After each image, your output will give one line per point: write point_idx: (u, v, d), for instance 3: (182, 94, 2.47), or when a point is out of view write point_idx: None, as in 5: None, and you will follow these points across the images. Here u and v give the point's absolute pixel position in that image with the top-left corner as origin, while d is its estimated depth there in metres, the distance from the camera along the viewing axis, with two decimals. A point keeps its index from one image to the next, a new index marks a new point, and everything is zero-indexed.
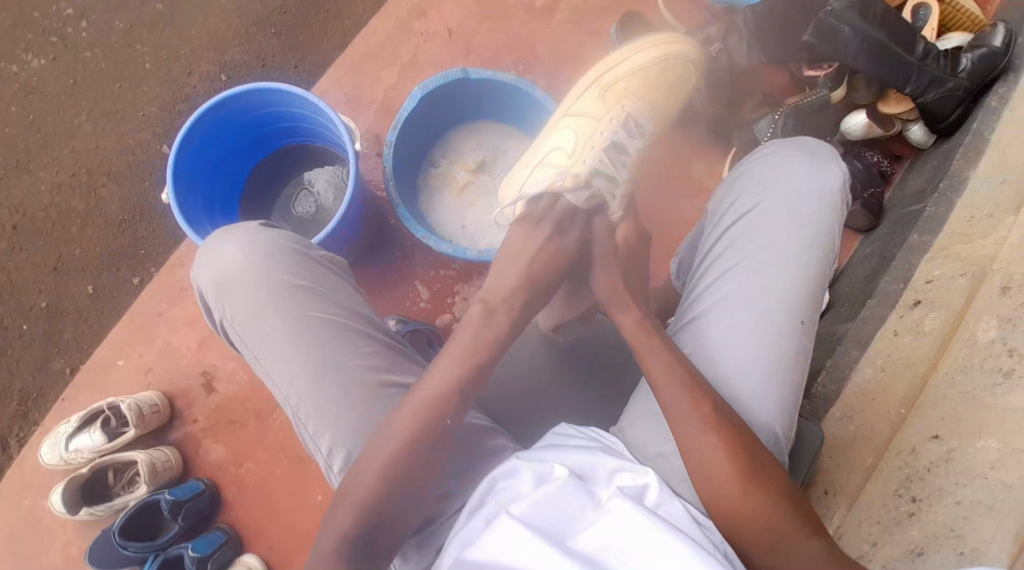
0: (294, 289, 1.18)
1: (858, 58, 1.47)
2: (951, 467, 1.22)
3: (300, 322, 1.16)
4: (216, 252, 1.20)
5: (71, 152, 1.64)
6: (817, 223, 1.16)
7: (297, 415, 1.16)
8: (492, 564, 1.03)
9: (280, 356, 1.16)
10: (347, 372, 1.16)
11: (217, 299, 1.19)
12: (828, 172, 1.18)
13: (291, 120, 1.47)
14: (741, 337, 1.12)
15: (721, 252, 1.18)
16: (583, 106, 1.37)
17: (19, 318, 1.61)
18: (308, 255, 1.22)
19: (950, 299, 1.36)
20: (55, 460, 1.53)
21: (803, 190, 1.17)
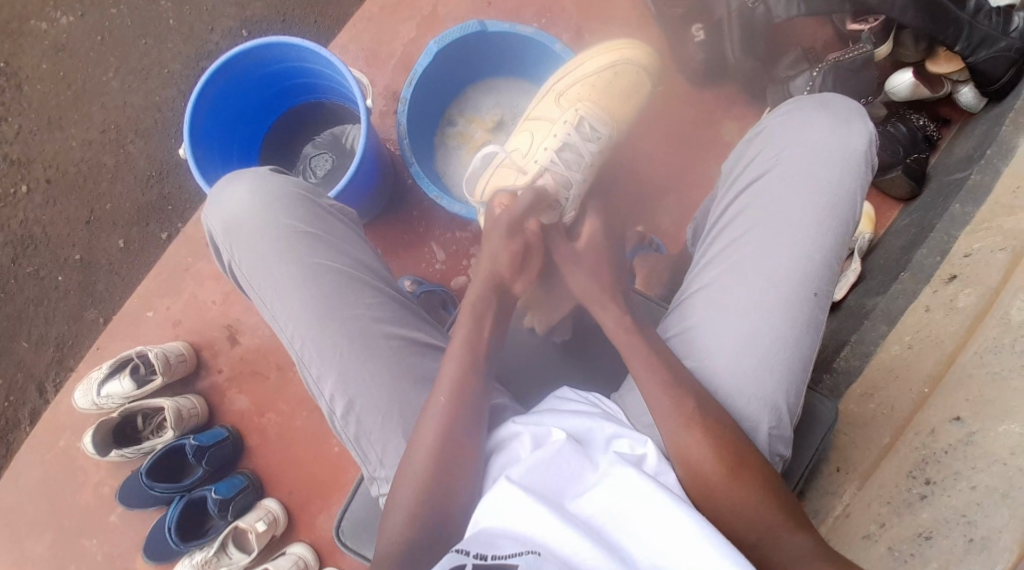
0: (300, 235, 1.20)
1: (905, 13, 1.38)
2: (970, 451, 1.17)
3: (306, 269, 1.19)
4: (226, 196, 1.22)
5: (100, 109, 1.65)
6: (838, 188, 1.09)
7: (301, 359, 1.19)
8: (490, 526, 1.03)
9: (286, 300, 1.18)
10: (351, 319, 1.18)
11: (227, 242, 1.22)
12: (851, 130, 1.11)
13: (307, 77, 1.48)
14: (748, 305, 1.08)
15: (733, 212, 1.14)
16: (538, 113, 1.39)
17: (54, 271, 1.66)
18: (316, 203, 1.25)
19: (986, 275, 1.30)
20: (88, 405, 1.59)
21: (825, 152, 1.10)
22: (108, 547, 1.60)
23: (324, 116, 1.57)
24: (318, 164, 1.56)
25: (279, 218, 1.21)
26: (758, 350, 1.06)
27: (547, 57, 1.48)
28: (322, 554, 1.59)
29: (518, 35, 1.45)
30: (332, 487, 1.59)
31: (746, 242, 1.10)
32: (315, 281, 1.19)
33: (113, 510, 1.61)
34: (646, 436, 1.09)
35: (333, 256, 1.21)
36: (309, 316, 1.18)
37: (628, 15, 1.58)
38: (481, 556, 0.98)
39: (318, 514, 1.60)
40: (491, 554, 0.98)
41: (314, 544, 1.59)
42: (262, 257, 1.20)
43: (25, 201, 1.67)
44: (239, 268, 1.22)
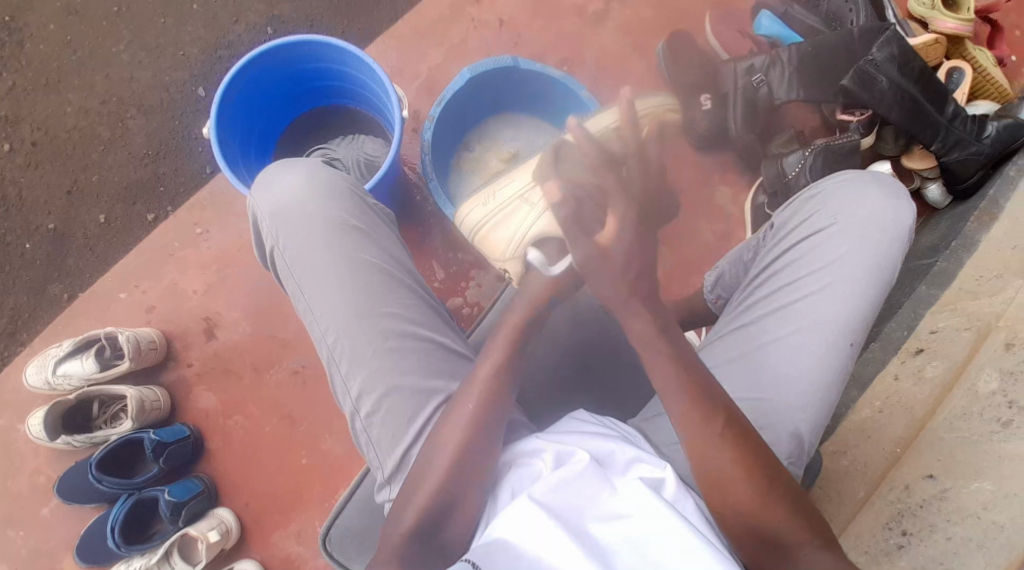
0: (349, 228, 1.16)
1: (891, 110, 1.54)
2: (944, 506, 1.27)
3: (352, 263, 1.15)
4: (277, 180, 1.18)
5: (104, 79, 1.62)
6: (882, 253, 1.16)
7: (330, 355, 1.14)
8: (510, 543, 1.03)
9: (327, 292, 1.14)
10: (389, 320, 1.13)
11: (270, 227, 1.17)
12: (900, 206, 1.18)
13: (340, 80, 1.54)
14: (792, 349, 1.14)
15: (781, 262, 1.21)
16: (540, 184, 1.28)
17: (22, 237, 1.58)
18: (364, 200, 1.21)
19: (953, 351, 1.40)
20: (39, 384, 1.48)
21: (875, 220, 1.18)
22: (34, 543, 1.48)
23: (347, 121, 1.62)
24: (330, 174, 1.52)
25: (328, 210, 1.17)
26: (789, 389, 1.13)
27: (571, 100, 1.55)
28: None
29: (547, 76, 1.52)
30: (292, 502, 1.51)
31: (791, 290, 1.17)
32: (360, 276, 1.14)
33: (46, 503, 1.49)
34: (665, 463, 1.08)
35: (378, 254, 1.17)
36: (348, 310, 1.13)
37: (642, 76, 1.69)
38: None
39: (273, 530, 1.51)
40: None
41: (264, 562, 1.50)
42: (309, 247, 1.15)
43: (4, 159, 1.60)
44: (279, 255, 1.17)
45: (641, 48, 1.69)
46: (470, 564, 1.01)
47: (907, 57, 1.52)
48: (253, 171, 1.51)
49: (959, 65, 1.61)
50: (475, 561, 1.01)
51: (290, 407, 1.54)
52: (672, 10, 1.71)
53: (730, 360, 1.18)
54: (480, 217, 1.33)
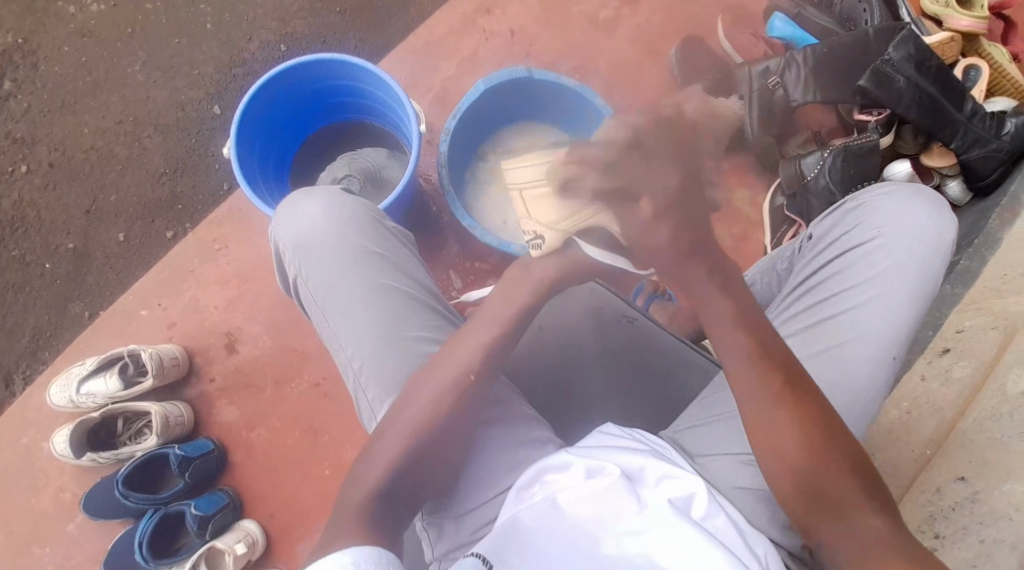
0: (369, 254, 1.19)
1: (909, 109, 1.53)
2: (976, 508, 1.28)
3: (374, 287, 1.16)
4: (298, 211, 1.21)
5: (120, 100, 1.63)
6: (926, 269, 1.18)
7: (357, 380, 1.15)
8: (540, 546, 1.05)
9: (350, 317, 1.15)
10: (412, 342, 1.15)
11: (294, 258, 1.20)
12: (943, 221, 1.21)
13: (355, 96, 1.56)
14: (838, 361, 1.15)
15: (827, 272, 1.22)
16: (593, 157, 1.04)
17: (42, 257, 1.59)
18: (384, 226, 1.24)
19: (981, 350, 1.39)
20: (63, 402, 1.49)
21: (919, 236, 1.20)
22: (61, 559, 1.48)
23: (362, 134, 1.64)
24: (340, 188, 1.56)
25: (349, 238, 1.20)
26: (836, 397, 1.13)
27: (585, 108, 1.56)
28: None
29: (562, 84, 1.53)
30: (317, 512, 1.51)
31: (840, 299, 1.18)
32: (382, 300, 1.16)
33: (72, 519, 1.49)
34: (696, 477, 1.11)
35: (400, 277, 1.19)
36: (375, 335, 1.15)
37: (656, 82, 1.69)
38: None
39: (298, 541, 1.50)
40: None
41: None
42: (331, 275, 1.17)
43: (22, 181, 1.62)
44: (303, 285, 1.19)
45: (654, 55, 1.69)
46: (482, 560, 1.06)
47: (923, 56, 1.52)
48: (270, 187, 1.52)
49: (975, 62, 1.59)
50: (486, 556, 1.06)
51: (313, 419, 1.54)
52: (682, 16, 1.71)
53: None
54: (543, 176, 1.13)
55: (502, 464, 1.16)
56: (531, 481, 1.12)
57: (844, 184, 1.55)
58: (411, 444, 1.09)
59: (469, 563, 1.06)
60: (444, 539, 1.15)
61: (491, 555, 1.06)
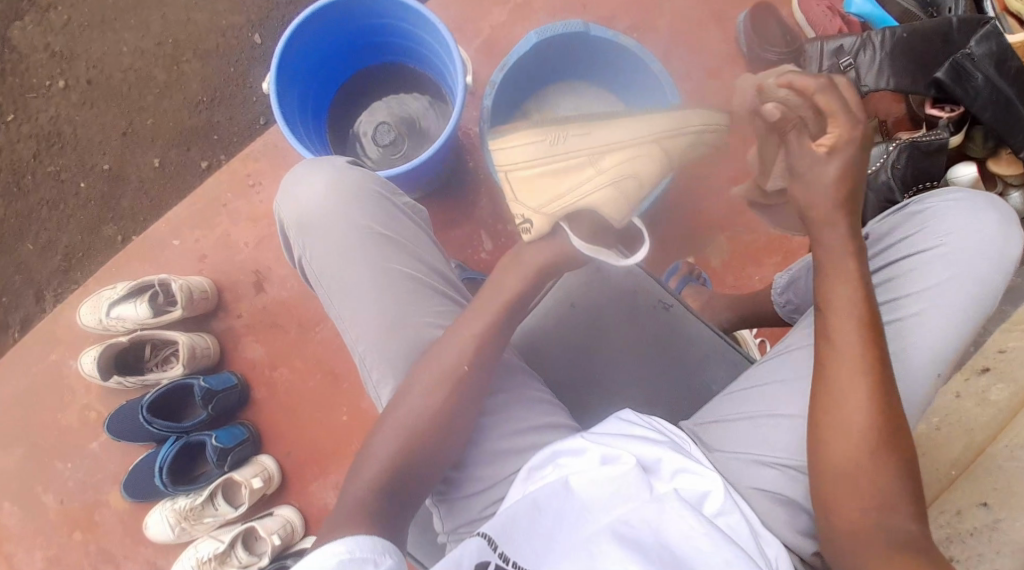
0: (375, 236, 1.16)
1: (984, 110, 1.45)
2: (996, 537, 1.27)
3: (380, 272, 1.15)
4: (300, 187, 1.17)
5: (161, 19, 1.62)
6: (985, 285, 1.10)
7: (362, 363, 1.15)
8: (546, 532, 1.04)
9: (355, 303, 1.14)
10: (417, 328, 1.14)
11: (298, 238, 1.17)
12: (1010, 236, 1.11)
13: (401, 39, 1.49)
14: None
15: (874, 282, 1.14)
16: (613, 156, 1.06)
17: (77, 176, 1.62)
18: (392, 201, 1.20)
19: (1022, 373, 1.36)
20: (93, 323, 1.51)
21: (983, 248, 1.10)
22: (83, 475, 1.53)
23: (406, 79, 1.58)
24: (380, 134, 1.58)
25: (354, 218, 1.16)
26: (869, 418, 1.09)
27: (638, 74, 1.48)
28: (309, 521, 1.53)
29: (619, 45, 1.45)
30: (333, 457, 1.53)
31: (883, 316, 1.11)
32: (387, 286, 1.14)
33: (95, 438, 1.54)
34: (713, 473, 1.07)
35: (406, 260, 1.16)
36: (380, 323, 1.14)
37: (718, 52, 1.60)
38: (505, 558, 1.01)
39: (312, 480, 1.53)
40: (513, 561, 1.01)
41: (302, 510, 1.53)
42: (336, 256, 1.15)
43: (60, 96, 1.63)
44: (308, 264, 1.17)
45: (720, 20, 1.61)
46: (488, 540, 1.01)
47: (1005, 56, 1.44)
48: (310, 133, 1.48)
49: None
50: (493, 536, 1.01)
51: (335, 364, 1.55)
52: None
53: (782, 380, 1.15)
54: (536, 157, 1.07)
55: (511, 447, 1.16)
56: (544, 462, 1.10)
57: (905, 182, 1.49)
58: (423, 423, 1.08)
59: (475, 542, 1.01)
60: (454, 515, 1.17)
61: (498, 535, 1.02)
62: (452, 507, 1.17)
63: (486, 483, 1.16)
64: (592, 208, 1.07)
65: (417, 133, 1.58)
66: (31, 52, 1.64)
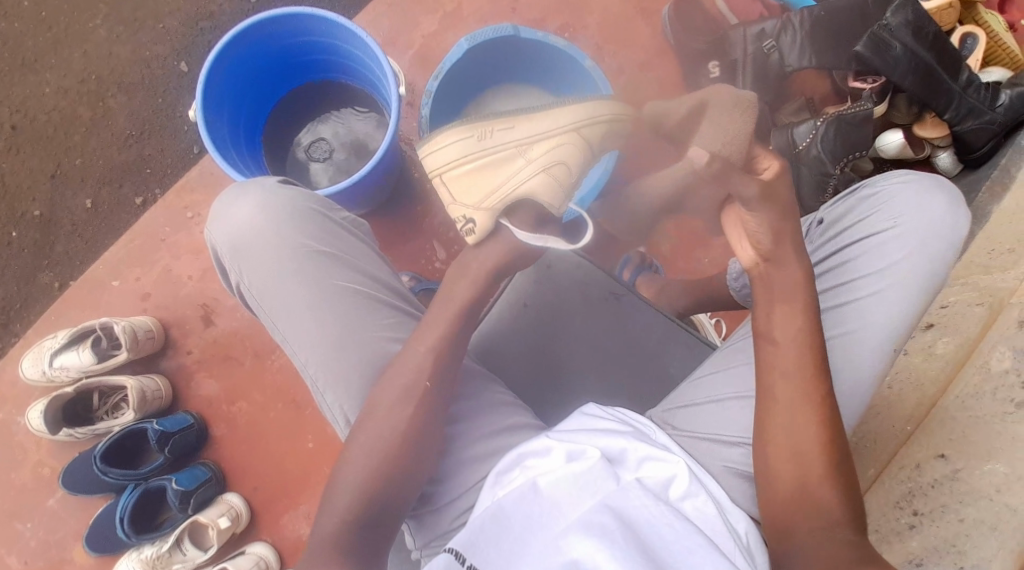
0: (314, 254, 1.12)
1: (905, 78, 1.49)
2: (955, 487, 1.27)
3: (323, 289, 1.11)
4: (232, 210, 1.13)
5: (81, 56, 1.59)
6: (938, 262, 1.13)
7: (314, 385, 1.11)
8: (515, 537, 1.01)
9: (301, 324, 1.10)
10: (368, 343, 1.11)
11: (234, 263, 1.13)
12: (958, 215, 1.13)
13: (330, 54, 1.48)
14: (838, 354, 1.12)
15: (831, 265, 1.17)
16: (541, 145, 1.16)
17: (8, 225, 1.58)
18: (329, 216, 1.16)
19: (965, 326, 1.37)
20: (37, 375, 1.46)
21: (934, 226, 1.13)
22: (43, 533, 1.47)
23: (338, 94, 1.57)
24: (316, 149, 1.57)
25: (290, 237, 1.13)
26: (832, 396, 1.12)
27: (570, 70, 1.50)
28: (284, 555, 1.48)
29: (550, 44, 1.46)
30: (302, 487, 1.49)
31: (840, 299, 1.14)
32: (332, 303, 1.11)
33: (51, 494, 1.47)
34: (677, 457, 1.06)
35: (350, 276, 1.13)
36: (327, 342, 1.10)
37: (647, 42, 1.63)
38: None
39: (282, 513, 1.49)
40: None
41: (275, 545, 1.49)
42: (275, 279, 1.11)
43: None
44: (248, 290, 1.13)
45: (645, 11, 1.64)
46: (455, 555, 1.02)
47: (921, 23, 1.47)
48: (243, 155, 1.45)
49: (973, 31, 1.57)
50: (460, 550, 1.01)
51: (295, 391, 1.51)
52: None
53: (743, 360, 1.16)
54: (465, 154, 1.14)
55: (474, 453, 1.14)
56: (509, 466, 1.08)
57: (836, 155, 1.52)
58: (384, 444, 1.05)
59: (443, 558, 1.02)
60: (425, 529, 1.14)
61: (465, 549, 1.01)
62: (422, 521, 1.14)
63: (453, 492, 1.13)
64: (529, 195, 1.15)
65: (356, 144, 1.56)
66: None
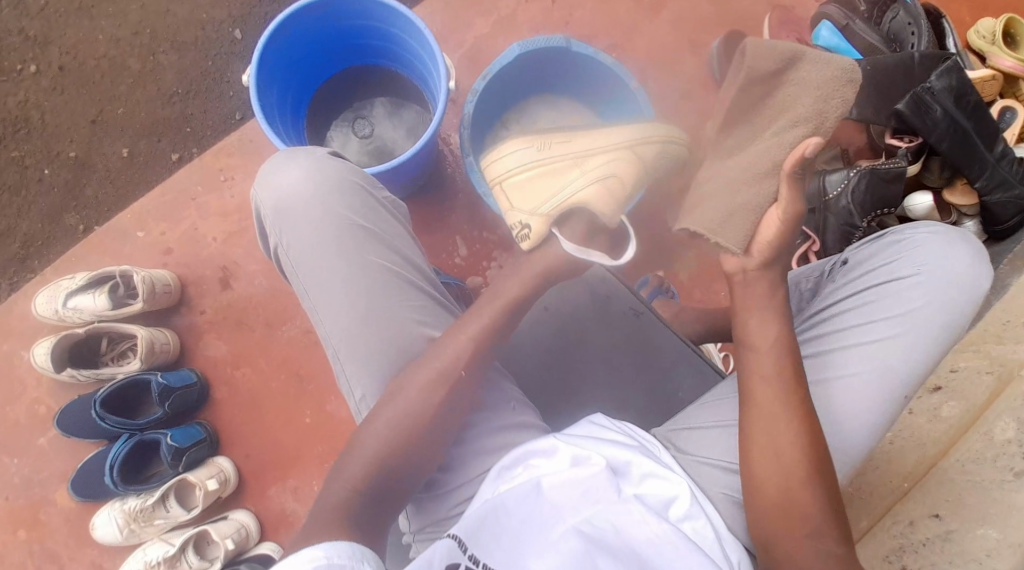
0: (352, 227, 1.13)
1: (941, 141, 1.51)
2: (948, 547, 1.28)
3: (357, 264, 1.12)
4: (278, 174, 1.15)
5: (139, 9, 1.61)
6: (954, 316, 1.13)
7: (335, 356, 1.13)
8: (513, 534, 1.02)
9: (330, 295, 1.12)
10: (393, 324, 1.12)
11: (274, 225, 1.14)
12: (980, 272, 1.14)
13: (386, 41, 1.51)
14: (851, 394, 1.11)
15: (849, 302, 1.17)
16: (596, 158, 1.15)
17: (42, 162, 1.59)
18: (372, 194, 1.18)
19: (973, 393, 1.37)
20: (49, 313, 1.46)
21: (955, 280, 1.14)
22: (29, 471, 1.46)
23: (387, 83, 1.59)
24: (360, 127, 1.59)
25: (331, 207, 1.14)
26: (837, 433, 1.11)
27: (616, 91, 1.52)
28: (266, 526, 1.48)
29: (599, 62, 1.49)
30: (294, 460, 1.49)
31: (856, 335, 1.14)
32: (363, 279, 1.12)
33: (44, 434, 1.47)
34: (680, 478, 1.07)
35: (384, 254, 1.14)
36: (352, 315, 1.11)
37: (691, 75, 1.67)
38: (474, 560, 0.99)
39: (270, 484, 1.49)
40: (484, 561, 0.99)
41: (259, 515, 1.48)
42: (311, 247, 1.13)
43: (29, 81, 1.61)
44: (284, 255, 1.14)
45: (695, 44, 1.68)
46: (458, 542, 1.00)
47: (964, 90, 1.49)
48: (287, 125, 1.47)
49: (1012, 105, 1.58)
50: (463, 538, 1.00)
51: (300, 365, 1.51)
52: (728, 11, 1.70)
53: None
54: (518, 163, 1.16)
55: (480, 447, 1.14)
56: (514, 463, 1.09)
57: (864, 207, 1.53)
58: (395, 428, 1.06)
59: (445, 542, 1.00)
60: (422, 514, 1.15)
61: (468, 537, 1.01)
62: (421, 506, 1.15)
63: (454, 482, 1.14)
64: (586, 202, 1.14)
65: (398, 132, 1.59)
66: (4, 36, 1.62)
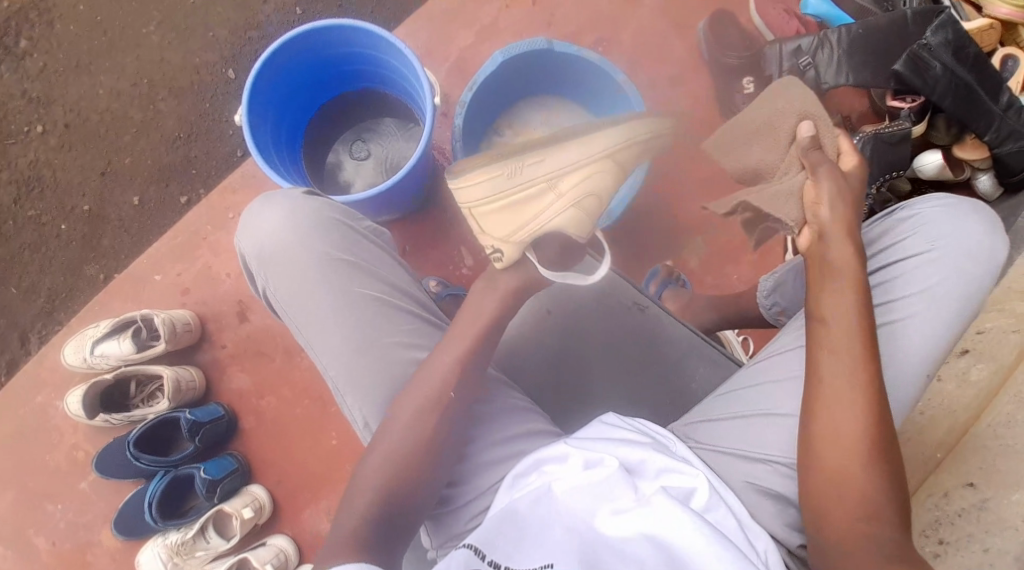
0: (334, 263, 1.15)
1: (943, 98, 1.47)
2: (984, 516, 1.29)
3: (344, 296, 1.14)
4: (255, 221, 1.17)
5: (134, 60, 1.67)
6: (976, 289, 1.09)
7: (336, 388, 1.15)
8: (531, 540, 1.02)
9: (323, 329, 1.14)
10: (386, 349, 1.14)
11: (260, 271, 1.17)
12: (997, 242, 1.11)
13: (370, 64, 1.53)
14: None
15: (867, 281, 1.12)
16: (567, 179, 1.12)
17: (58, 219, 1.65)
18: (351, 226, 1.20)
19: (1000, 353, 1.35)
20: (78, 362, 1.52)
21: (974, 252, 1.10)
22: (73, 515, 1.52)
23: (379, 105, 1.63)
24: (358, 150, 1.63)
25: (312, 246, 1.16)
26: None
27: (603, 85, 1.52)
28: (304, 549, 1.51)
29: (583, 59, 1.48)
30: (325, 482, 1.52)
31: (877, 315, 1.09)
32: (353, 310, 1.14)
33: (84, 478, 1.53)
34: (697, 471, 1.05)
35: (370, 283, 1.16)
36: (347, 346, 1.13)
37: (680, 60, 1.66)
38: (496, 565, 0.99)
39: (304, 508, 1.52)
40: (504, 565, 0.99)
41: (296, 539, 1.52)
42: (298, 287, 1.15)
43: (39, 141, 1.67)
44: (274, 299, 1.17)
45: (682, 29, 1.67)
46: (474, 550, 1.00)
47: (962, 42, 1.45)
48: (285, 161, 1.50)
49: (1014, 53, 1.54)
50: (480, 546, 1.00)
51: (320, 389, 1.55)
52: None
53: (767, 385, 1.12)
54: (489, 191, 1.10)
55: (490, 459, 1.15)
56: (527, 470, 1.08)
57: (871, 173, 1.49)
58: (404, 448, 1.07)
59: (461, 552, 1.00)
60: (441, 530, 1.15)
61: (485, 544, 1.00)
62: (438, 522, 1.15)
63: (466, 495, 1.14)
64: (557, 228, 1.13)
65: (398, 151, 1.61)
66: (8, 101, 1.68)
